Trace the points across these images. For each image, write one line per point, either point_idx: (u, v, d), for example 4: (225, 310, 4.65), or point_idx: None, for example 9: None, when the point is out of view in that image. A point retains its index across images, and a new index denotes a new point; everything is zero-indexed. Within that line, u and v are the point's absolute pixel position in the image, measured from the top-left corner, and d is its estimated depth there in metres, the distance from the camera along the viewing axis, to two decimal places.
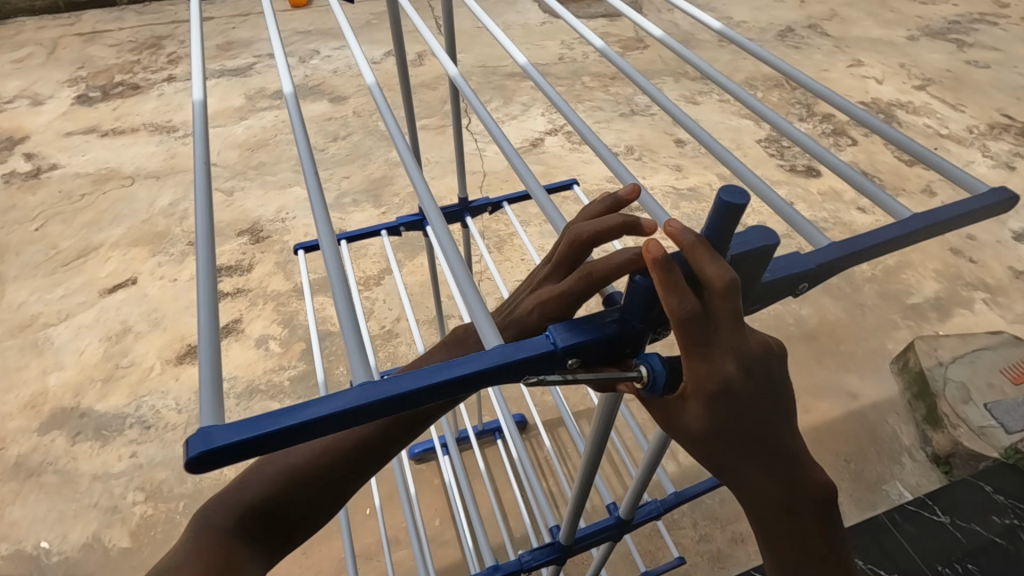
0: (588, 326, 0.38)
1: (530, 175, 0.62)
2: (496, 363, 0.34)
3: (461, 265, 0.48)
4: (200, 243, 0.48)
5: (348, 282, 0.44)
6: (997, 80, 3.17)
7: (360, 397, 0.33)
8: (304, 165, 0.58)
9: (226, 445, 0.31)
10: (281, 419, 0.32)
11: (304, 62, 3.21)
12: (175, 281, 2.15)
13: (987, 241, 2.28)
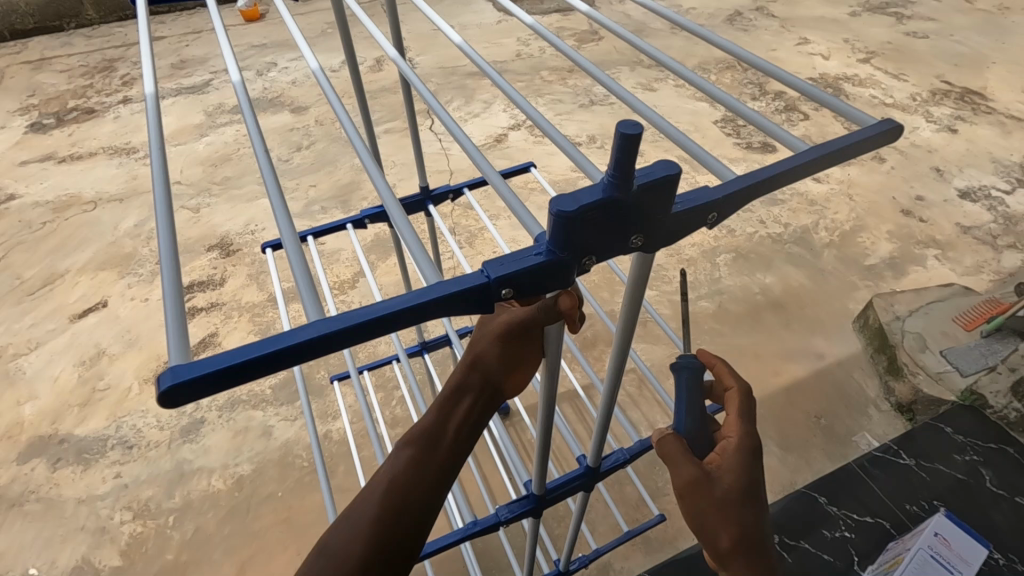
0: (519, 256, 0.40)
1: (478, 155, 0.66)
2: (439, 295, 0.37)
3: (414, 239, 0.53)
4: (165, 234, 0.51)
5: (306, 259, 0.48)
6: (935, 49, 3.32)
7: (314, 333, 0.36)
8: (262, 165, 0.61)
9: (189, 380, 0.34)
10: (239, 354, 0.35)
11: (262, 75, 3.20)
12: (147, 301, 2.14)
13: (934, 200, 2.39)
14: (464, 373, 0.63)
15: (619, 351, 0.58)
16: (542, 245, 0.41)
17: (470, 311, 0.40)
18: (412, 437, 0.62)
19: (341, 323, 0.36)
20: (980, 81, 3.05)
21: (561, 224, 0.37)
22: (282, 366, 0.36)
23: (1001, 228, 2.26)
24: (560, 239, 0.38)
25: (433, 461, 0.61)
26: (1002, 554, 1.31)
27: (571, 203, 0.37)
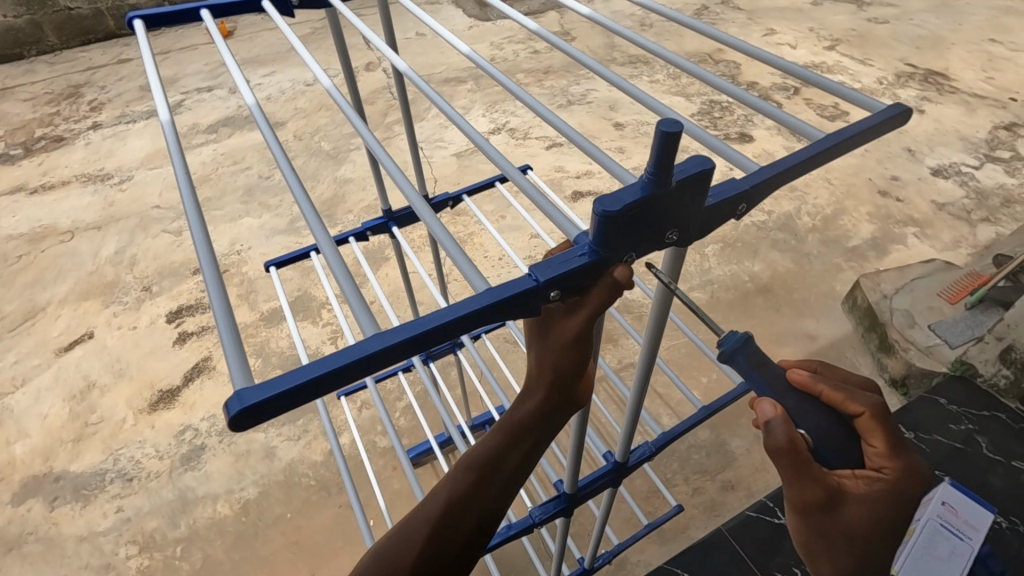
0: (564, 258, 0.43)
1: (500, 156, 0.68)
2: (492, 303, 0.40)
3: (451, 243, 0.55)
4: (201, 252, 0.52)
5: (354, 280, 0.51)
6: (896, 33, 3.41)
7: (378, 346, 0.38)
8: (292, 184, 0.63)
9: (262, 401, 0.36)
10: (306, 372, 0.37)
11: (235, 93, 3.17)
12: (134, 329, 2.09)
13: (909, 180, 2.46)
14: (535, 391, 0.51)
15: (647, 355, 0.61)
16: (585, 247, 0.43)
17: (521, 313, 0.42)
18: (471, 457, 0.54)
19: (401, 335, 0.38)
20: (941, 62, 3.15)
21: (606, 222, 0.40)
22: (347, 381, 0.38)
23: (974, 203, 2.34)
24: (605, 237, 0.41)
25: (493, 486, 0.54)
26: (1005, 518, 1.35)
27: (614, 203, 0.40)
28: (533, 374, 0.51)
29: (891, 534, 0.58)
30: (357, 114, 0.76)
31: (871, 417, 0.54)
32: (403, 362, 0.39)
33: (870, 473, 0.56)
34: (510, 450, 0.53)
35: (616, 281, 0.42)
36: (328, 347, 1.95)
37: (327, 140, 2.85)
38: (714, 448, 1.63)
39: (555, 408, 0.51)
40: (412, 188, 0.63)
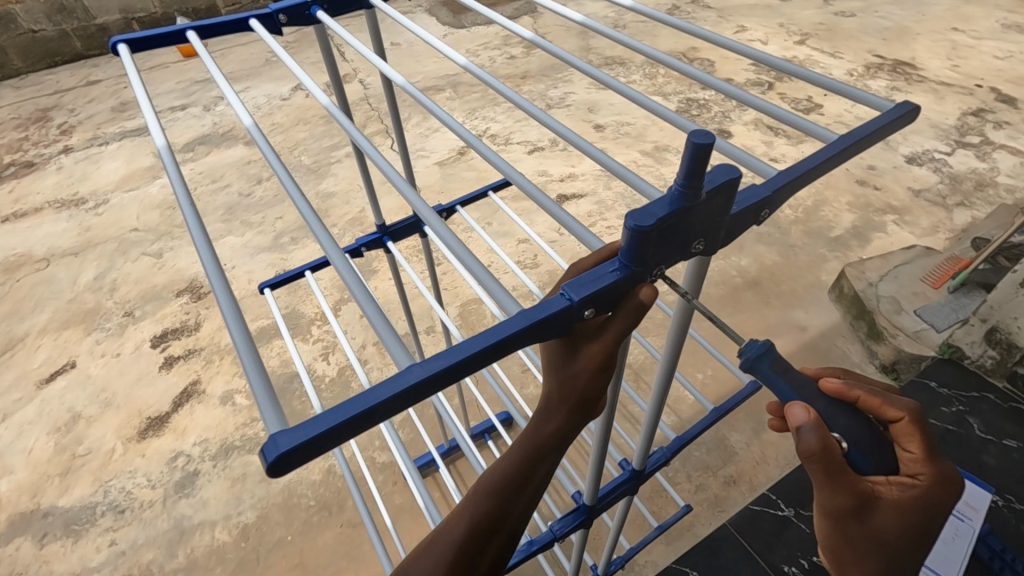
0: (596, 275, 0.44)
1: (505, 162, 0.68)
2: (524, 326, 0.42)
3: (475, 264, 0.57)
4: (218, 288, 0.52)
5: (379, 309, 0.52)
6: (863, 26, 3.49)
7: (417, 377, 0.39)
8: (301, 207, 0.64)
9: (311, 439, 0.38)
10: (350, 408, 0.39)
11: (210, 111, 3.12)
12: (119, 356, 2.04)
13: (885, 169, 2.51)
14: (556, 413, 0.50)
15: (666, 370, 0.63)
16: (615, 261, 0.45)
17: (553, 331, 0.44)
18: (490, 478, 0.53)
19: (438, 364, 0.40)
20: (908, 52, 3.22)
21: (641, 236, 0.42)
22: (389, 413, 0.40)
23: (949, 188, 2.39)
24: (639, 251, 0.43)
25: (514, 507, 0.53)
26: (1002, 496, 1.38)
27: (647, 217, 0.42)
28: (553, 395, 0.50)
29: (915, 539, 0.61)
30: (361, 135, 0.78)
31: (910, 422, 0.57)
32: (442, 389, 0.41)
33: (903, 479, 0.57)
34: (530, 470, 0.52)
35: (640, 302, 0.45)
36: (321, 364, 1.92)
37: (308, 154, 2.82)
38: (714, 444, 1.64)
39: (575, 429, 0.51)
40: (424, 205, 0.64)
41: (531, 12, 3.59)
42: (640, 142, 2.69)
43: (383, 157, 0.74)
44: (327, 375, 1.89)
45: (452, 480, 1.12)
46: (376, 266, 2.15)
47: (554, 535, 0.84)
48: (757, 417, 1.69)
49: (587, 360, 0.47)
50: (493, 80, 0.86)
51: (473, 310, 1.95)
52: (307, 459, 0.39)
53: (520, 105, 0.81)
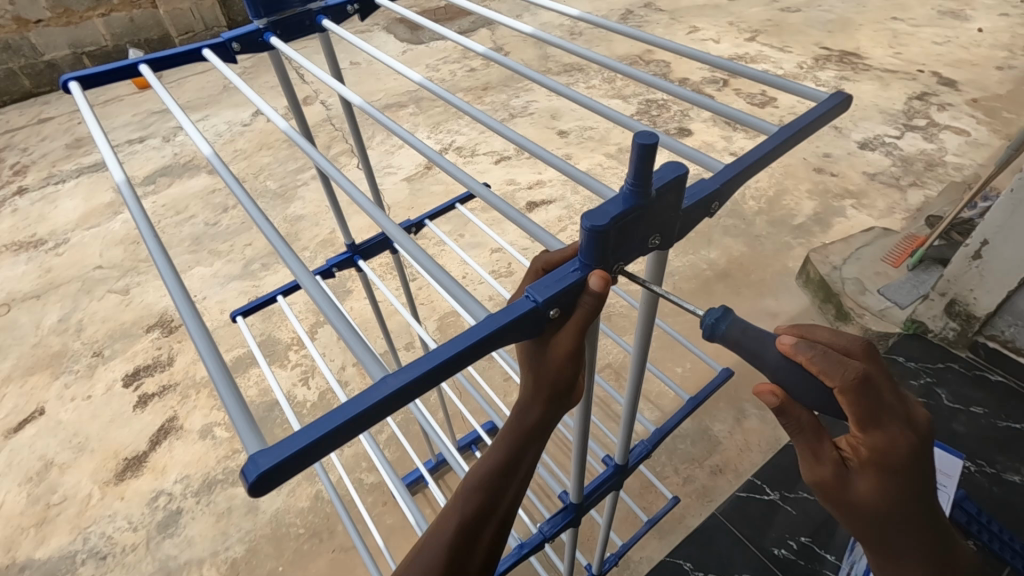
0: (559, 276, 0.46)
1: (467, 175, 0.70)
2: (494, 328, 0.43)
3: (445, 276, 0.58)
4: (191, 322, 0.52)
5: (355, 331, 0.53)
6: (808, 20, 3.62)
7: (394, 387, 0.40)
8: (267, 233, 0.64)
9: (291, 456, 0.38)
10: (329, 422, 0.39)
11: (169, 141, 3.08)
12: (90, 398, 1.98)
13: (840, 155, 2.60)
14: (531, 402, 0.51)
15: (638, 363, 0.65)
16: (576, 261, 0.47)
17: (522, 333, 0.46)
18: (475, 474, 0.54)
19: (411, 373, 0.41)
20: (852, 43, 3.35)
21: (598, 235, 0.43)
22: (368, 424, 0.41)
23: (901, 170, 2.49)
24: (598, 250, 0.44)
25: (501, 500, 0.54)
26: (973, 461, 1.43)
27: (602, 217, 0.44)
28: (530, 386, 0.52)
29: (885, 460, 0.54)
30: (323, 157, 0.78)
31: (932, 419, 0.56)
32: (419, 396, 0.42)
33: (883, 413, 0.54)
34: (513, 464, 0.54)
35: (593, 293, 0.45)
36: (301, 389, 1.89)
37: (273, 178, 2.79)
38: (698, 435, 1.67)
39: (551, 419, 0.53)
40: (390, 222, 0.65)
41: (488, 25, 3.64)
42: (604, 144, 2.73)
43: (347, 179, 0.74)
44: (308, 400, 1.86)
45: (441, 492, 1.11)
46: (351, 286, 2.14)
47: (545, 536, 0.85)
48: (737, 405, 1.72)
49: (557, 352, 0.48)
50: (451, 96, 0.87)
51: (451, 323, 1.95)
52: (288, 477, 0.40)
53: (478, 118, 0.82)
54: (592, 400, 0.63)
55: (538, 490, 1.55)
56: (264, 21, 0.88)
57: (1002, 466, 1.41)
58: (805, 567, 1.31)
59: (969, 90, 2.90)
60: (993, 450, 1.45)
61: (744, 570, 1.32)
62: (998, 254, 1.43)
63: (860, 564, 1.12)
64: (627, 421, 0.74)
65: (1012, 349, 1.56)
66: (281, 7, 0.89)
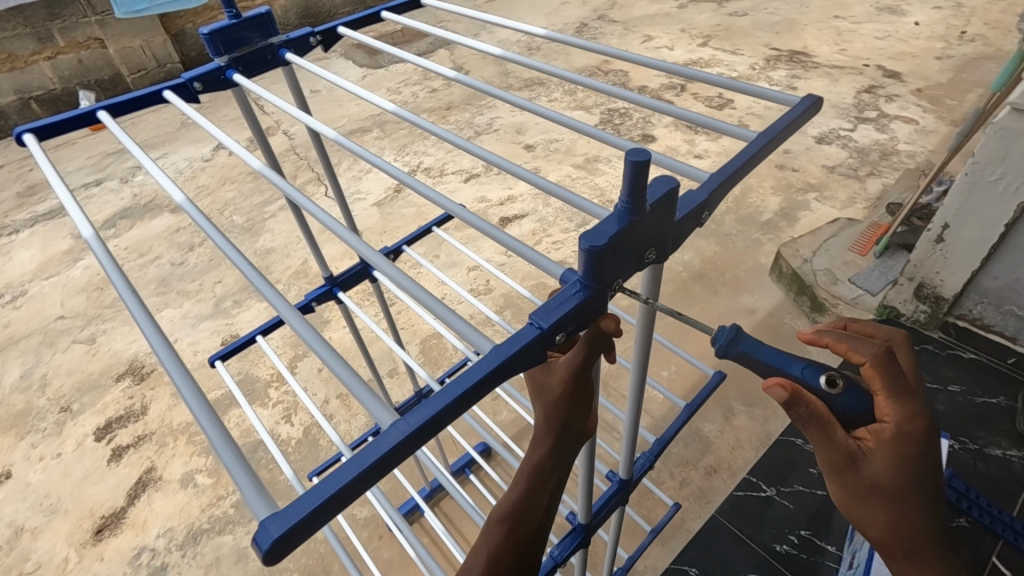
0: (559, 300, 0.46)
1: (445, 198, 0.68)
2: (502, 362, 0.42)
3: (439, 304, 0.57)
4: (190, 397, 0.51)
5: (352, 370, 0.51)
6: (756, 23, 3.74)
7: (403, 434, 0.39)
8: (248, 277, 0.62)
9: (305, 516, 0.36)
10: (340, 476, 0.38)
11: (128, 182, 3.00)
12: (59, 457, 1.89)
13: (799, 151, 2.68)
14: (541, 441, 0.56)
15: (637, 379, 0.65)
16: (575, 283, 0.47)
17: (530, 361, 0.45)
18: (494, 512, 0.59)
19: (422, 415, 0.40)
20: (799, 42, 3.48)
21: (596, 256, 0.43)
22: (379, 476, 0.39)
23: (858, 161, 2.57)
24: (596, 271, 0.44)
25: (529, 533, 0.58)
26: (956, 439, 1.46)
27: (599, 237, 0.44)
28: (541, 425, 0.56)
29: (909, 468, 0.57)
30: (297, 191, 0.76)
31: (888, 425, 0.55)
32: (430, 439, 0.41)
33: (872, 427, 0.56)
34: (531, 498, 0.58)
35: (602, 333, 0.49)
36: (285, 427, 1.84)
37: (239, 213, 2.73)
38: (690, 437, 1.67)
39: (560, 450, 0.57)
40: (373, 251, 0.63)
41: (446, 45, 3.66)
42: (571, 155, 2.76)
43: (322, 210, 0.72)
44: (292, 437, 1.81)
45: (440, 520, 1.08)
46: (328, 316, 2.10)
47: (557, 560, 0.84)
48: (726, 404, 1.73)
49: (558, 389, 0.53)
50: (426, 121, 0.85)
51: (434, 346, 1.93)
52: (303, 538, 0.38)
53: (452, 140, 0.81)
54: None
55: None
56: (225, 58, 0.86)
57: (983, 441, 1.45)
58: (808, 561, 1.31)
59: (913, 81, 3.03)
60: (974, 426, 1.49)
61: (748, 570, 1.32)
62: (960, 235, 1.48)
63: (861, 552, 1.13)
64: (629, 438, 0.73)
65: (982, 326, 1.65)
66: (240, 43, 0.87)
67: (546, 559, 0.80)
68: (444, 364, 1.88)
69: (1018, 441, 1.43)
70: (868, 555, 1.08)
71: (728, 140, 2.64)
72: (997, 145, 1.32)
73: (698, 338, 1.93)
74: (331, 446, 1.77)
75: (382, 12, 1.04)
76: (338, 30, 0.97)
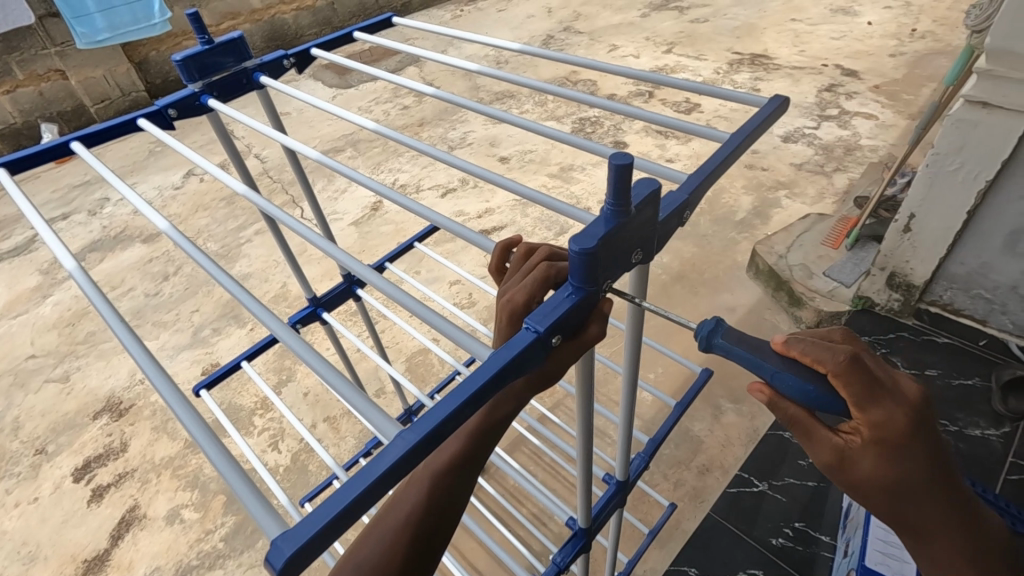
0: (554, 304, 0.46)
1: (429, 210, 0.68)
2: (504, 363, 0.42)
3: (438, 320, 0.57)
4: (208, 450, 0.52)
5: (360, 395, 0.52)
6: (717, 28, 3.84)
7: (406, 447, 0.39)
8: (250, 307, 0.64)
9: (314, 536, 0.36)
10: (344, 495, 0.37)
11: (96, 214, 2.93)
12: (37, 501, 1.82)
13: (767, 151, 2.75)
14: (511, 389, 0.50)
15: (630, 382, 0.66)
16: (567, 286, 0.47)
17: (527, 366, 0.45)
18: (387, 521, 0.49)
19: (425, 427, 0.40)
20: (760, 45, 3.58)
21: (587, 258, 0.44)
22: (381, 493, 0.39)
23: (824, 158, 2.64)
24: (587, 272, 0.45)
25: (427, 550, 0.49)
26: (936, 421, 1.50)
27: (589, 238, 0.44)
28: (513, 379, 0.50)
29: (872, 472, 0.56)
30: (277, 210, 0.75)
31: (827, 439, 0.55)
32: (433, 450, 0.41)
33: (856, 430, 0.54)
34: (438, 509, 0.49)
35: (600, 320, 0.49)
36: (272, 454, 1.80)
37: (213, 240, 2.69)
38: (681, 438, 1.69)
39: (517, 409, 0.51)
40: (361, 266, 0.63)
41: (415, 62, 3.68)
42: (546, 165, 2.79)
43: (303, 225, 0.72)
44: (280, 464, 1.77)
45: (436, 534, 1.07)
46: (311, 338, 2.07)
47: (559, 567, 0.84)
48: (713, 402, 1.75)
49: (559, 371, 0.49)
50: (407, 137, 0.85)
51: (420, 362, 1.92)
52: (314, 558, 0.37)
53: (432, 154, 0.82)
54: (591, 428, 0.64)
55: (532, 519, 1.51)
56: (199, 84, 0.86)
57: (963, 423, 1.49)
58: (804, 552, 1.32)
59: (870, 78, 3.14)
60: (953, 408, 1.53)
61: (747, 565, 1.33)
62: (926, 224, 1.53)
63: (855, 540, 1.15)
64: (624, 443, 0.73)
65: (952, 311, 1.69)
66: (214, 68, 0.87)
67: (549, 568, 0.81)
68: (431, 380, 1.86)
69: (995, 420, 1.48)
70: (861, 542, 1.10)
71: (698, 143, 2.69)
72: (955, 137, 1.36)
73: (682, 338, 1.95)
74: (321, 471, 1.74)
75: (354, 32, 1.05)
76: (313, 52, 0.96)
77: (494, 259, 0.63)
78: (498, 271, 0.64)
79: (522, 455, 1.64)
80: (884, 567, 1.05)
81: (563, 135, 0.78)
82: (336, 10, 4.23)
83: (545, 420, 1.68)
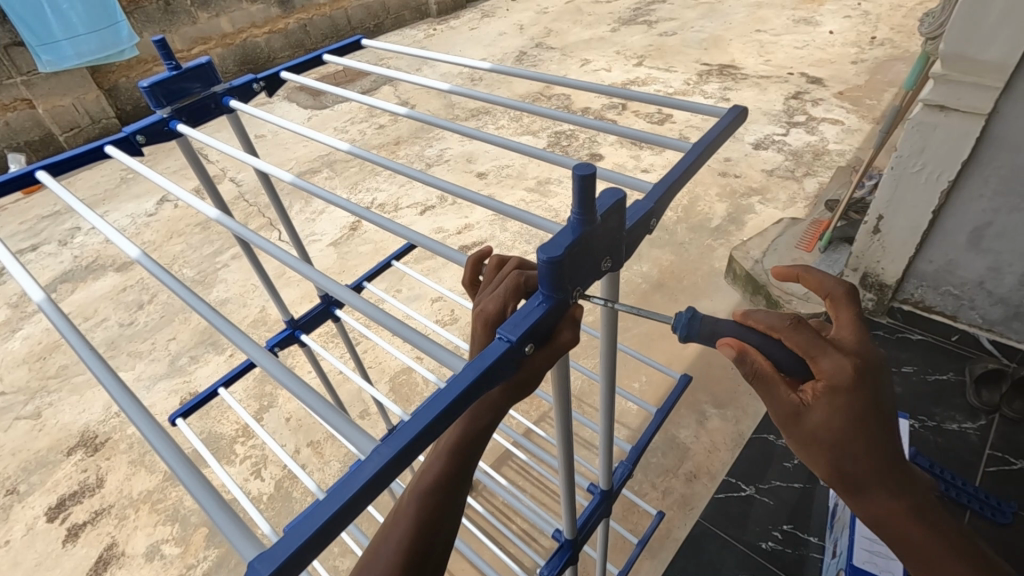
0: (524, 313, 0.47)
1: (404, 227, 0.68)
2: (477, 374, 0.42)
3: (414, 334, 0.57)
4: (187, 479, 0.51)
5: (340, 415, 0.51)
6: (685, 41, 3.93)
7: (383, 460, 0.38)
8: (226, 332, 0.62)
9: (291, 553, 0.35)
10: (320, 513, 0.36)
11: (66, 244, 2.87)
12: (8, 544, 1.75)
13: (738, 158, 2.80)
14: (490, 405, 0.50)
15: (608, 389, 0.66)
16: (538, 296, 0.48)
17: (501, 376, 0.45)
18: (382, 550, 0.48)
19: (398, 441, 0.39)
20: (727, 56, 3.67)
21: (555, 267, 0.44)
22: (358, 509, 0.38)
23: (794, 163, 2.70)
24: (556, 281, 0.45)
25: None
26: (913, 417, 1.53)
27: (556, 247, 0.45)
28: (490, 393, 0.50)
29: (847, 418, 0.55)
30: (250, 232, 0.75)
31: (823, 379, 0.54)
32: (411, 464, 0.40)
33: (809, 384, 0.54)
34: (432, 531, 0.48)
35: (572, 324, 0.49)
36: (254, 482, 1.76)
37: (189, 266, 2.65)
38: (667, 446, 1.69)
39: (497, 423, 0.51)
40: (338, 286, 0.62)
41: (389, 82, 3.69)
42: (522, 180, 2.81)
43: (275, 245, 0.71)
44: (263, 492, 1.73)
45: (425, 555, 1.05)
46: (292, 362, 2.04)
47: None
48: (698, 409, 1.77)
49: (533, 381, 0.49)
50: (380, 155, 0.84)
51: (403, 381, 1.90)
52: None
53: (403, 173, 0.82)
54: (571, 437, 0.64)
55: (522, 535, 1.51)
56: (167, 109, 0.85)
57: (940, 417, 1.52)
58: (793, 555, 1.33)
59: (834, 85, 3.23)
60: (929, 403, 1.56)
61: (737, 571, 1.33)
62: (893, 226, 1.58)
63: (842, 540, 1.16)
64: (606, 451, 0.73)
65: (924, 308, 1.74)
66: (182, 94, 0.87)
67: None
68: (415, 399, 1.84)
69: (970, 413, 1.51)
70: (847, 543, 1.11)
71: (671, 153, 2.74)
72: (916, 139, 1.40)
73: (664, 346, 1.97)
74: (306, 497, 1.71)
75: (324, 55, 1.05)
76: (282, 75, 0.96)
77: (467, 273, 0.62)
78: (472, 285, 0.64)
79: (510, 470, 1.63)
80: (872, 566, 1.06)
81: (534, 149, 0.78)
82: (309, 32, 4.23)
83: (531, 435, 1.67)
